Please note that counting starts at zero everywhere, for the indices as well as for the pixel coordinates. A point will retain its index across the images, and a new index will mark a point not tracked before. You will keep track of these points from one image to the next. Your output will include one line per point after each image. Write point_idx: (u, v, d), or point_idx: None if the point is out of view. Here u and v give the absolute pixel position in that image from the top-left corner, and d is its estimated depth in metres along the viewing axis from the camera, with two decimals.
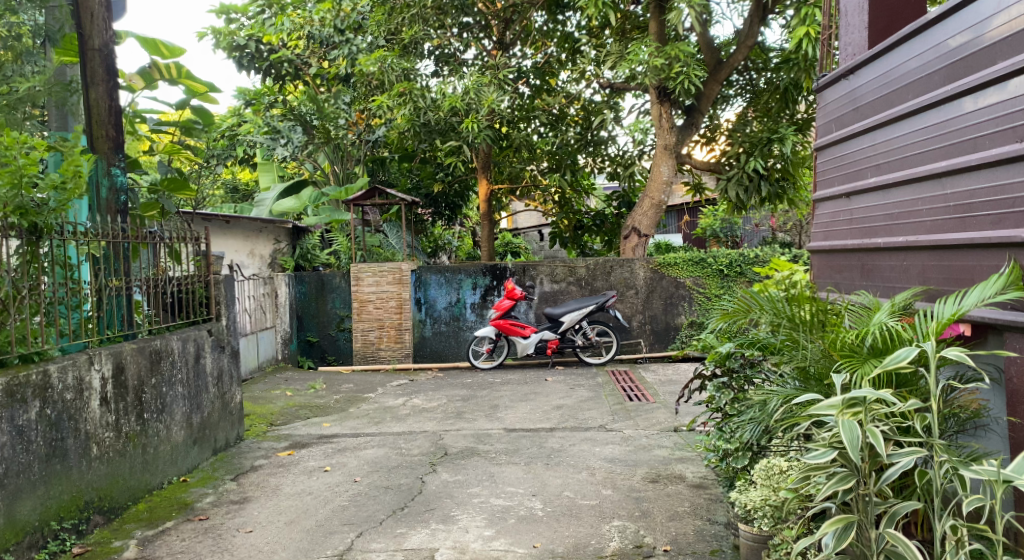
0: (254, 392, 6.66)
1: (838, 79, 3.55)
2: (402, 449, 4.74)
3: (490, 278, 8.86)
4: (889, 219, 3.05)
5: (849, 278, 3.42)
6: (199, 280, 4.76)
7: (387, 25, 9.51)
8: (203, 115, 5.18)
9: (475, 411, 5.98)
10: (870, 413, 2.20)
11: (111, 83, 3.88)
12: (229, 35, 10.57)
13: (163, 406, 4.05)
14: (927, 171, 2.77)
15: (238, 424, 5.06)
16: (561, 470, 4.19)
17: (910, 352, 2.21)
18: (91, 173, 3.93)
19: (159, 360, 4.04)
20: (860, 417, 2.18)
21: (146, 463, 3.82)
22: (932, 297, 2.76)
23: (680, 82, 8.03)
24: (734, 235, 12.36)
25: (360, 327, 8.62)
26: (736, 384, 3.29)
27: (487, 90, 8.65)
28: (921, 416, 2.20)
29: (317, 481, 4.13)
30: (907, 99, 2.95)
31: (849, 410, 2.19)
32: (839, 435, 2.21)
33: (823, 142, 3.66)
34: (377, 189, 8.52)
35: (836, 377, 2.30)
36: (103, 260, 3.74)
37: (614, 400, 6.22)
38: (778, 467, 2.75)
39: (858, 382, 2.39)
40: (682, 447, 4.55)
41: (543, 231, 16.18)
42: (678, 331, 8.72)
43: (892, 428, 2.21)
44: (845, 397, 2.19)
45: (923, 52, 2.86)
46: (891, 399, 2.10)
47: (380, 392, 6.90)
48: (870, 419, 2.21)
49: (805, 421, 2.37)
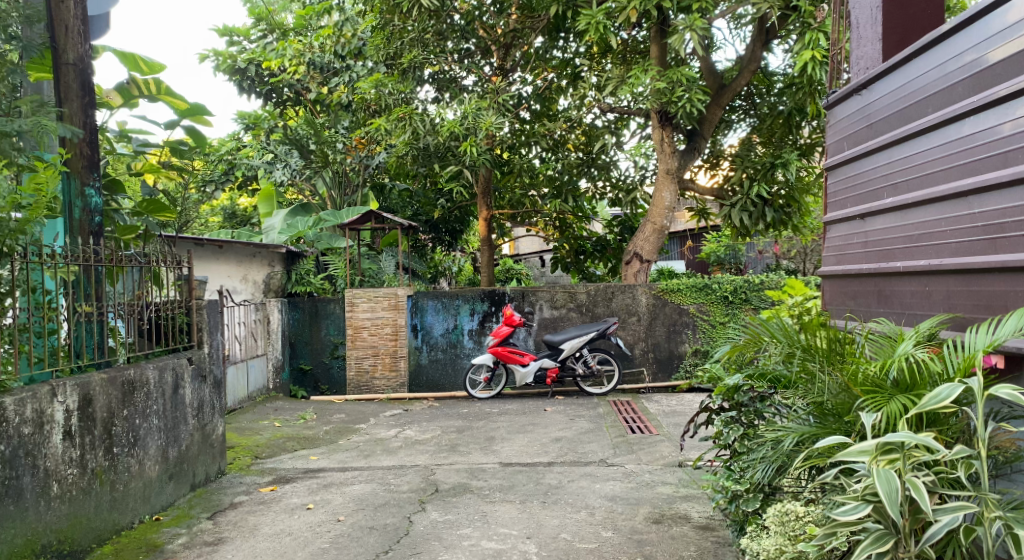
0: (242, 423, 6.40)
1: (849, 95, 3.36)
2: (391, 486, 4.49)
3: (488, 304, 8.65)
4: (908, 242, 2.83)
5: (865, 305, 3.20)
6: (181, 306, 4.56)
7: (387, 49, 9.26)
8: (194, 135, 5.03)
9: (470, 443, 5.72)
10: (908, 461, 2.02)
11: (85, 100, 3.74)
12: (229, 59, 10.65)
13: (135, 439, 3.81)
14: (950, 190, 2.56)
15: (219, 458, 4.82)
16: (557, 509, 3.92)
17: (953, 390, 2.00)
18: (64, 193, 3.78)
19: (132, 391, 3.81)
20: (897, 466, 2.00)
21: (114, 502, 3.58)
22: (960, 325, 2.53)
23: (683, 106, 7.88)
24: (738, 261, 12.14)
25: (354, 355, 8.38)
26: (746, 419, 3.02)
27: (485, 115, 8.52)
28: (968, 465, 2.00)
29: (299, 520, 3.88)
30: (925, 113, 2.76)
31: (884, 458, 2.01)
32: (874, 486, 2.01)
33: (834, 161, 3.46)
34: (372, 213, 8.33)
35: (865, 420, 2.11)
36: (74, 283, 3.57)
37: (615, 432, 5.97)
38: (794, 512, 2.51)
39: (891, 425, 2.19)
40: (687, 484, 4.30)
41: (545, 257, 16.02)
42: (682, 360, 8.47)
43: (936, 479, 2.02)
44: (879, 442, 2.01)
45: (941, 64, 2.68)
46: (932, 445, 1.91)
47: (373, 422, 6.65)
48: (909, 468, 2.02)
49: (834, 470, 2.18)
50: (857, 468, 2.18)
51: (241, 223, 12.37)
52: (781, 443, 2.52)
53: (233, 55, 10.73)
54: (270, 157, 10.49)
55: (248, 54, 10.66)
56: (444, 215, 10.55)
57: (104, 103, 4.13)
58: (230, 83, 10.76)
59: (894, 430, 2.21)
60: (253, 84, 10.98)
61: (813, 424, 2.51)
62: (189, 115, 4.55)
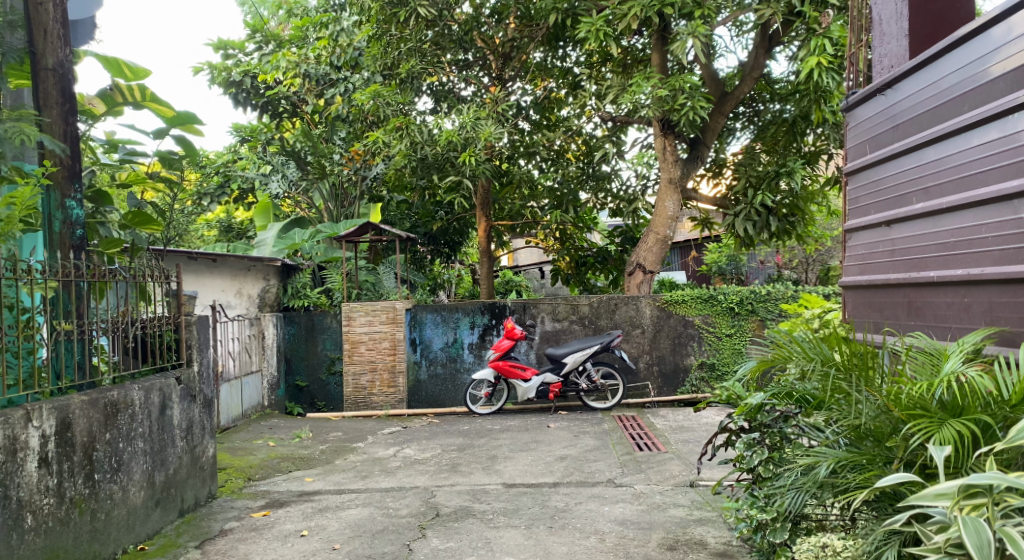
0: (235, 443, 6.18)
1: (871, 95, 3.21)
2: (389, 510, 4.27)
3: (488, 317, 8.46)
4: (942, 250, 2.67)
5: (894, 317, 3.02)
6: (169, 322, 4.36)
7: (384, 59, 9.21)
8: (185, 144, 4.86)
9: (472, 463, 5.51)
10: (998, 506, 1.89)
11: (66, 106, 3.56)
12: (223, 71, 10.51)
13: (119, 465, 3.59)
14: (991, 193, 2.40)
15: (210, 481, 4.61)
16: (565, 535, 3.71)
17: None
18: (44, 205, 3.60)
19: (114, 413, 3.59)
20: (983, 511, 1.88)
21: (95, 532, 3.36)
22: (1007, 341, 2.34)
23: (686, 114, 7.70)
24: (739, 272, 11.91)
25: (351, 370, 8.16)
26: (770, 441, 2.79)
27: (485, 124, 8.36)
28: None
29: (292, 549, 3.66)
30: (958, 112, 2.60)
31: (969, 503, 1.90)
32: (960, 532, 1.87)
33: (855, 165, 3.31)
34: (370, 225, 8.12)
35: (940, 456, 1.95)
36: (56, 301, 3.39)
37: (622, 449, 5.76)
38: (831, 547, 2.36)
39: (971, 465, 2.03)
40: (700, 506, 4.08)
41: (544, 269, 15.85)
42: (688, 373, 8.27)
43: None
44: (965, 484, 1.88)
45: (975, 59, 2.53)
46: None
47: (370, 441, 6.43)
48: (999, 514, 1.88)
49: (908, 516, 2.01)
50: (934, 512, 2.00)
51: (237, 235, 12.12)
52: (816, 470, 2.36)
53: (228, 67, 10.58)
54: (267, 168, 10.25)
55: (243, 67, 10.49)
56: (444, 227, 10.38)
57: (87, 111, 3.98)
58: (225, 95, 10.59)
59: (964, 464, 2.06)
60: (248, 97, 10.78)
61: (848, 449, 2.36)
62: (177, 124, 4.38)
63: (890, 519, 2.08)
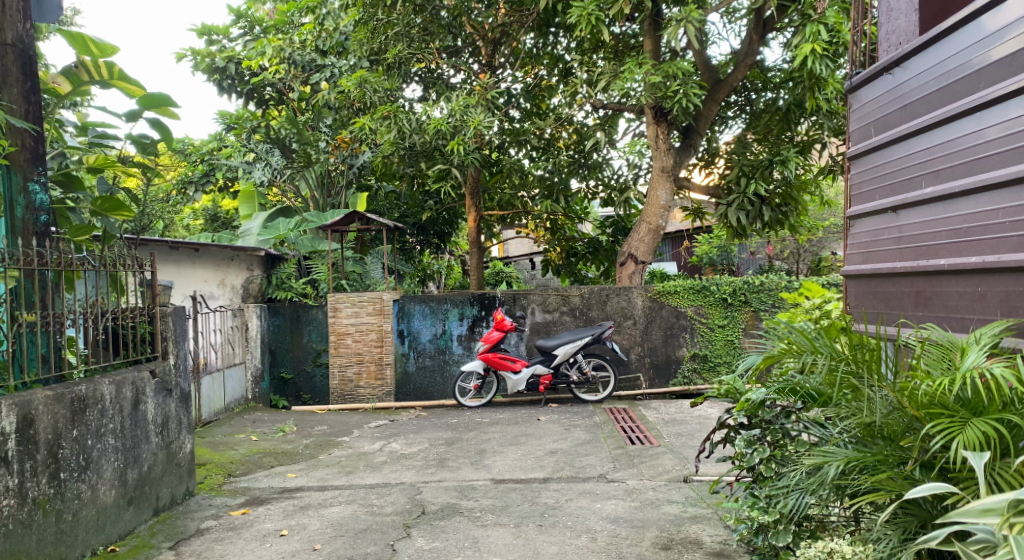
0: (216, 437, 6.00)
1: (877, 75, 3.07)
2: (374, 508, 4.12)
3: (477, 308, 8.29)
4: (955, 237, 2.56)
5: (899, 306, 2.91)
6: (143, 313, 4.17)
7: (370, 44, 8.97)
8: (158, 128, 4.65)
9: (459, 458, 5.36)
10: None
11: (27, 85, 3.36)
12: (208, 57, 10.29)
13: (87, 462, 3.42)
14: (1010, 175, 2.28)
15: (187, 478, 4.44)
16: (556, 534, 3.57)
17: None
18: (6, 189, 3.40)
19: (83, 409, 3.41)
20: None
21: (59, 534, 3.19)
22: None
23: (679, 101, 7.52)
24: (731, 263, 11.70)
25: (338, 363, 7.99)
26: (772, 438, 2.71)
27: (474, 112, 8.14)
28: None
29: (270, 549, 3.50)
30: (974, 89, 2.46)
31: (1018, 520, 1.75)
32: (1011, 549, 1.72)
33: (859, 148, 3.17)
34: (355, 214, 7.90)
35: (981, 465, 1.83)
36: (17, 294, 3.20)
37: (614, 443, 5.63)
38: (839, 554, 2.29)
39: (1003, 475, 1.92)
40: (695, 503, 3.95)
41: (535, 260, 15.70)
42: (680, 365, 8.14)
43: None
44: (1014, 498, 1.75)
45: (991, 33, 2.39)
46: None
47: (356, 435, 6.27)
48: None
49: (946, 533, 1.86)
50: (976, 531, 1.84)
51: (222, 225, 11.88)
52: (824, 470, 2.26)
53: (213, 53, 10.36)
54: (251, 157, 10.02)
55: (227, 53, 10.28)
56: (433, 217, 10.21)
57: (50, 90, 3.77)
58: (210, 82, 10.38)
59: (997, 475, 1.93)
60: (234, 84, 10.58)
61: (858, 449, 2.26)
62: (149, 104, 4.19)
63: (925, 537, 1.92)
